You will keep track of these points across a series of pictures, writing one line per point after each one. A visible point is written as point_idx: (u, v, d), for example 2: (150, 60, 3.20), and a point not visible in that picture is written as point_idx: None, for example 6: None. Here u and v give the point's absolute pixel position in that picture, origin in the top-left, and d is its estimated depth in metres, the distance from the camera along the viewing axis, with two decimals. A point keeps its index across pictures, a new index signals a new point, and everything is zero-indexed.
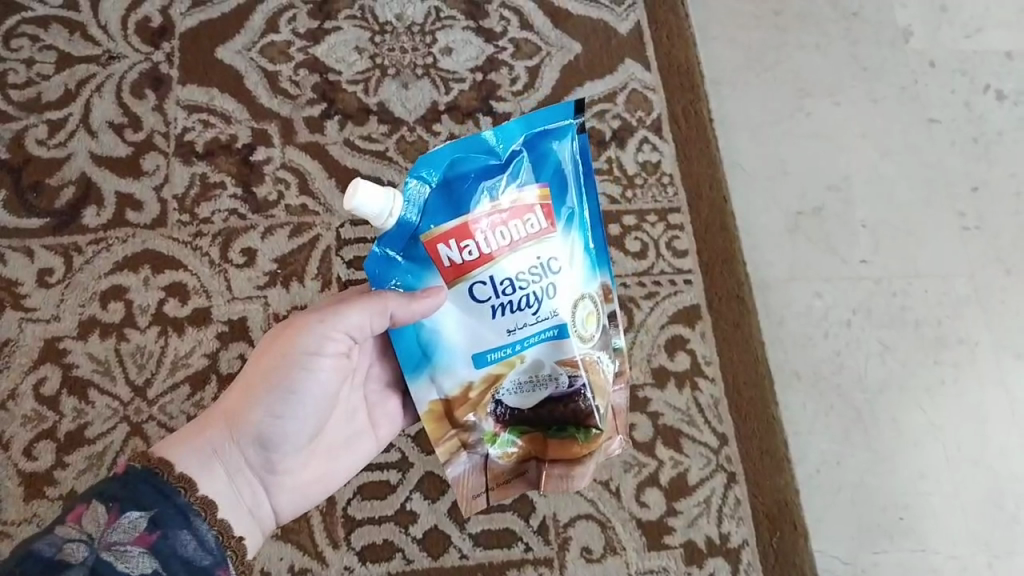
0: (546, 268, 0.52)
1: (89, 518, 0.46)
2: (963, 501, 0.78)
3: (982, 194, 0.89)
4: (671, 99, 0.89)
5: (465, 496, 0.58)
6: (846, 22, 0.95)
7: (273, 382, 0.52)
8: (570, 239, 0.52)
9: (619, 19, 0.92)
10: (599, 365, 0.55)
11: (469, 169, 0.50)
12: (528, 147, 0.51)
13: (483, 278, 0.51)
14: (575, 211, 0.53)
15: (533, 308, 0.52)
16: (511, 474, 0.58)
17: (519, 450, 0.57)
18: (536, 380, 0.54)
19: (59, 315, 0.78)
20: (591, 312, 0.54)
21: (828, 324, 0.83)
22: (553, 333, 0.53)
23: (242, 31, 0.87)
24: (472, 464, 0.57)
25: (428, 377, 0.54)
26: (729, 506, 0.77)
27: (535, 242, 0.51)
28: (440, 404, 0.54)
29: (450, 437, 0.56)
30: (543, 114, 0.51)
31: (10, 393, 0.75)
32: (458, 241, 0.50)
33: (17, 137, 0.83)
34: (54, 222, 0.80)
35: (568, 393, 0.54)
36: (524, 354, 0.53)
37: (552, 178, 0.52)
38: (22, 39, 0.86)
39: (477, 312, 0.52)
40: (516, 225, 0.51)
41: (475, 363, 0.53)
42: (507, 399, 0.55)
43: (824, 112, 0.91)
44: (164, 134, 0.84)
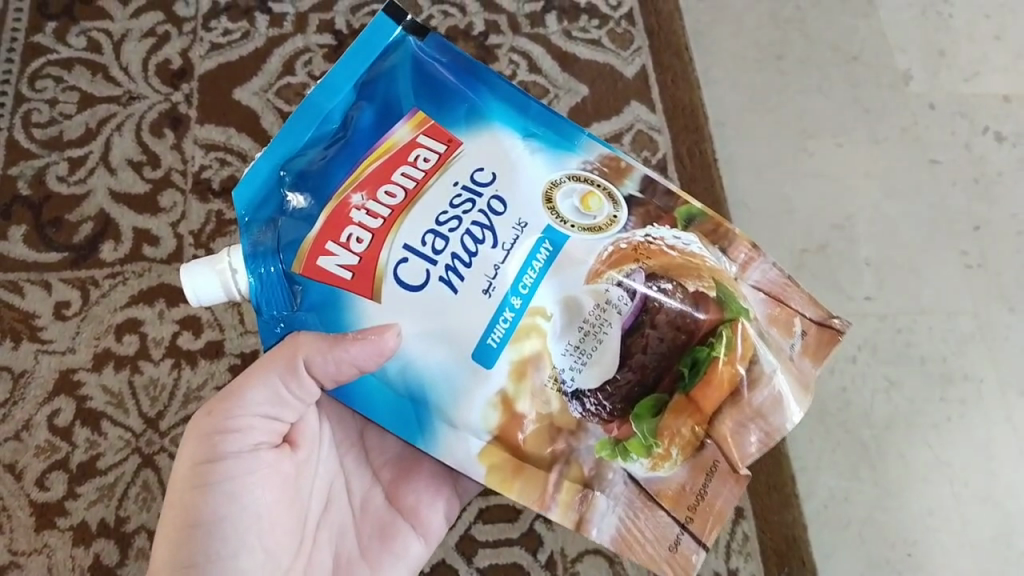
0: (471, 190, 0.50)
1: None
2: (973, 539, 0.78)
3: (984, 233, 0.90)
4: (677, 138, 0.91)
5: (664, 550, 0.51)
6: (847, 66, 0.97)
7: (176, 526, 0.48)
8: (477, 136, 0.52)
9: (626, 63, 0.95)
10: (657, 246, 0.51)
11: (304, 167, 0.52)
12: (364, 98, 0.54)
13: (400, 254, 0.49)
14: (469, 109, 0.53)
15: (487, 239, 0.49)
16: (694, 491, 0.51)
17: (672, 445, 0.50)
18: (591, 328, 0.49)
19: (74, 347, 0.79)
20: (586, 197, 0.51)
21: (834, 361, 0.84)
22: (550, 249, 0.49)
23: (258, 74, 0.90)
24: (623, 503, 0.51)
25: (447, 425, 0.50)
26: (737, 542, 0.77)
27: (439, 173, 0.51)
28: (504, 450, 0.50)
29: (558, 483, 0.51)
30: (347, 68, 0.55)
31: (24, 424, 0.77)
32: (341, 235, 0.50)
33: (39, 174, 0.85)
34: (73, 256, 0.82)
35: (636, 316, 0.49)
36: (544, 307, 0.49)
37: (412, 107, 0.53)
38: (47, 80, 0.89)
39: (436, 295, 0.48)
40: (407, 170, 0.51)
41: (484, 364, 0.48)
42: (585, 376, 0.49)
43: (827, 154, 0.93)
44: (182, 171, 0.86)
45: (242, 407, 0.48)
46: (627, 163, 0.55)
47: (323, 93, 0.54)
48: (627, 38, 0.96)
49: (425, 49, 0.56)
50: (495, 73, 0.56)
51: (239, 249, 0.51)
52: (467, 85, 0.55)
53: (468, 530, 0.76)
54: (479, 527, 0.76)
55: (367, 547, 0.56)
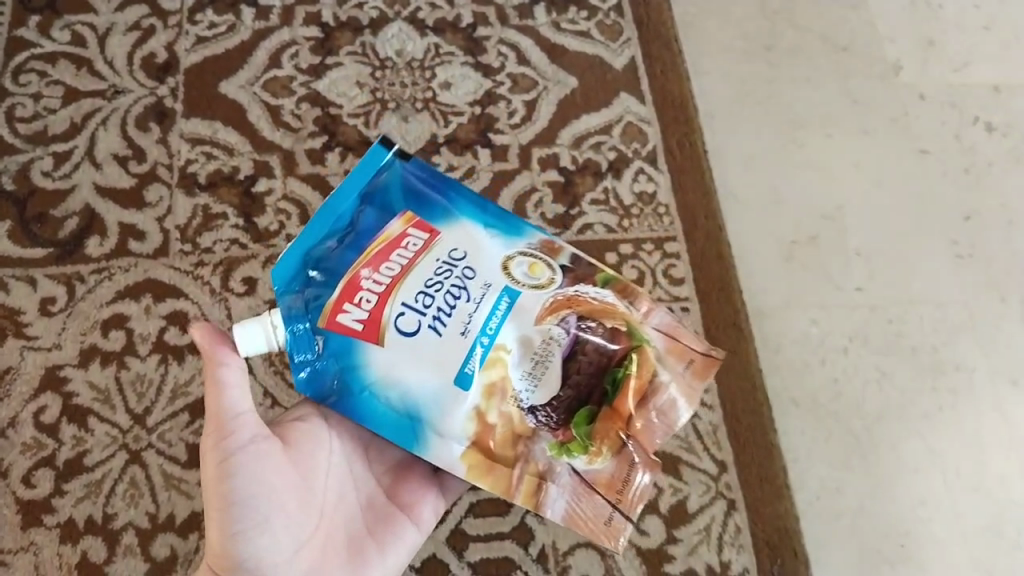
0: (450, 262, 0.54)
1: None
2: (965, 529, 0.78)
3: (974, 224, 0.90)
4: (666, 130, 0.91)
5: (601, 525, 0.54)
6: (837, 56, 0.97)
7: (214, 500, 0.48)
8: (457, 229, 0.56)
9: (615, 55, 0.94)
10: (583, 296, 0.56)
11: (325, 251, 0.55)
12: (367, 202, 0.57)
13: (399, 311, 0.52)
14: (446, 208, 0.57)
15: (465, 295, 0.53)
16: (622, 481, 0.54)
17: (604, 444, 0.54)
18: (540, 357, 0.54)
19: (60, 343, 0.78)
20: (534, 263, 0.56)
21: (825, 352, 0.84)
22: (508, 302, 0.54)
23: (244, 67, 0.89)
24: (569, 491, 0.54)
25: (435, 436, 0.53)
26: (729, 533, 0.77)
27: (426, 254, 0.54)
28: (478, 452, 0.53)
29: (521, 477, 0.54)
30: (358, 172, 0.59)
31: (10, 421, 0.76)
32: (354, 298, 0.53)
33: (23, 169, 0.85)
34: (58, 252, 0.81)
35: (574, 346, 0.54)
36: (503, 344, 0.53)
37: (406, 207, 0.57)
38: (31, 75, 0.88)
39: (423, 343, 0.52)
40: (399, 252, 0.54)
41: (461, 386, 0.52)
42: (535, 399, 0.53)
43: (817, 144, 0.93)
44: (168, 166, 0.85)
45: (233, 396, 0.49)
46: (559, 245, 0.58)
47: (335, 198, 0.58)
48: (615, 30, 0.95)
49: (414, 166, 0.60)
50: (462, 183, 0.61)
51: (278, 309, 0.53)
52: (451, 190, 0.59)
53: (459, 524, 0.75)
54: (469, 521, 0.75)
55: (376, 531, 0.56)
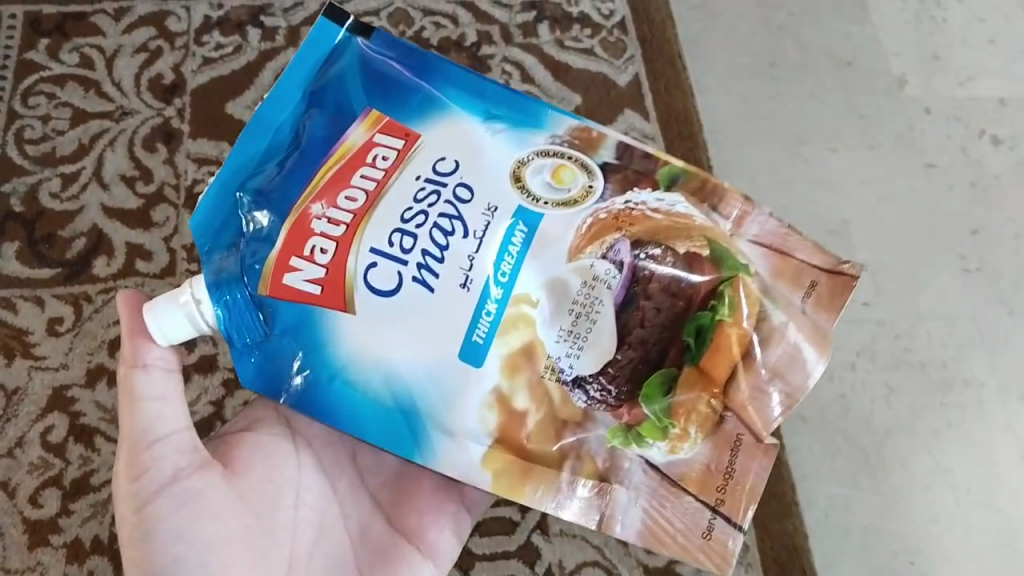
0: (432, 182, 0.50)
1: None
2: (976, 545, 0.77)
3: (982, 237, 0.89)
4: (671, 146, 0.91)
5: (697, 537, 0.51)
6: (841, 72, 0.97)
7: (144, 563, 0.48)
8: (430, 126, 0.53)
9: (618, 72, 0.94)
10: (640, 214, 0.51)
11: (265, 182, 0.52)
12: (313, 103, 0.54)
13: (370, 263, 0.49)
14: (420, 100, 0.54)
15: (459, 232, 0.49)
16: (720, 472, 0.51)
17: (689, 423, 0.50)
18: (583, 308, 0.49)
19: (67, 363, 0.79)
20: (561, 168, 0.52)
21: (833, 367, 0.83)
22: (525, 231, 0.50)
23: (251, 87, 0.90)
24: (650, 495, 0.51)
25: (446, 436, 0.51)
26: (737, 551, 0.76)
27: (400, 170, 0.51)
28: (507, 450, 0.51)
29: (574, 480, 0.52)
30: (297, 70, 0.56)
31: (18, 441, 0.76)
32: (305, 250, 0.50)
33: (31, 190, 0.85)
34: (65, 272, 0.82)
35: (626, 287, 0.49)
36: (531, 295, 0.49)
37: (365, 105, 0.54)
38: (40, 97, 0.89)
39: (412, 300, 0.49)
40: (367, 172, 0.51)
41: (473, 361, 0.49)
42: (585, 356, 0.49)
43: (822, 159, 0.93)
44: (174, 186, 0.86)
45: (148, 439, 0.49)
46: (598, 132, 0.55)
47: (271, 108, 0.55)
48: (619, 47, 0.96)
49: (373, 47, 0.56)
50: (441, 60, 0.57)
51: (201, 278, 0.50)
52: (413, 83, 0.55)
53: (465, 543, 0.75)
54: (475, 539, 0.75)
55: (369, 572, 0.56)
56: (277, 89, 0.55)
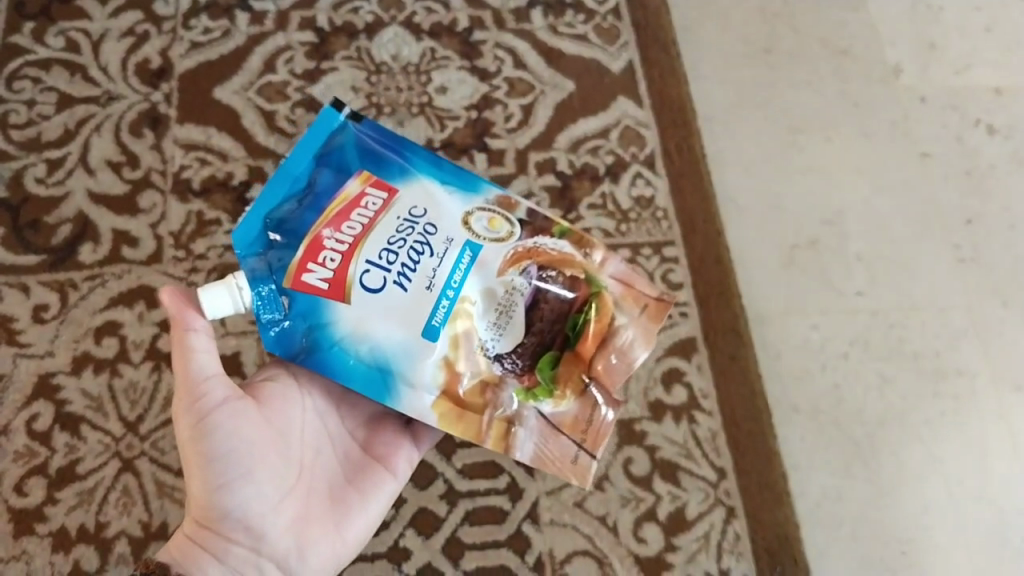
0: (410, 219, 0.53)
1: None
2: (968, 536, 0.77)
3: (976, 227, 0.89)
4: (664, 134, 0.90)
5: (567, 465, 0.55)
6: (836, 59, 0.96)
7: (197, 459, 0.49)
8: (414, 185, 0.55)
9: (612, 58, 0.93)
10: (543, 247, 0.56)
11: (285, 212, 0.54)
12: (322, 163, 0.56)
13: (364, 267, 0.52)
14: (402, 167, 0.56)
15: (427, 251, 0.53)
16: (587, 419, 0.55)
17: (568, 386, 0.54)
18: (504, 307, 0.54)
19: (53, 350, 0.78)
20: (494, 217, 0.55)
21: (826, 357, 0.83)
22: (470, 256, 0.54)
23: (239, 72, 0.89)
24: (537, 434, 0.55)
25: (407, 388, 0.52)
26: (728, 542, 0.75)
27: (386, 212, 0.53)
28: (449, 402, 0.53)
29: (489, 422, 0.54)
30: (313, 135, 0.57)
31: (2, 429, 0.75)
32: (317, 258, 0.52)
33: (17, 176, 0.84)
34: (51, 258, 0.81)
35: (534, 294, 0.54)
36: (468, 296, 0.53)
37: (361, 167, 0.56)
38: (24, 81, 0.88)
39: (389, 299, 0.52)
40: (359, 210, 0.53)
41: (429, 336, 0.52)
42: (502, 346, 0.53)
43: (817, 147, 0.92)
44: (161, 172, 0.84)
45: (199, 360, 0.49)
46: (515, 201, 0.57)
47: (288, 161, 0.56)
48: (613, 33, 0.95)
49: (364, 126, 0.58)
50: (415, 143, 0.59)
51: (241, 272, 0.52)
52: (401, 152, 0.57)
53: (455, 532, 0.74)
54: (465, 528, 0.75)
55: (357, 479, 0.56)
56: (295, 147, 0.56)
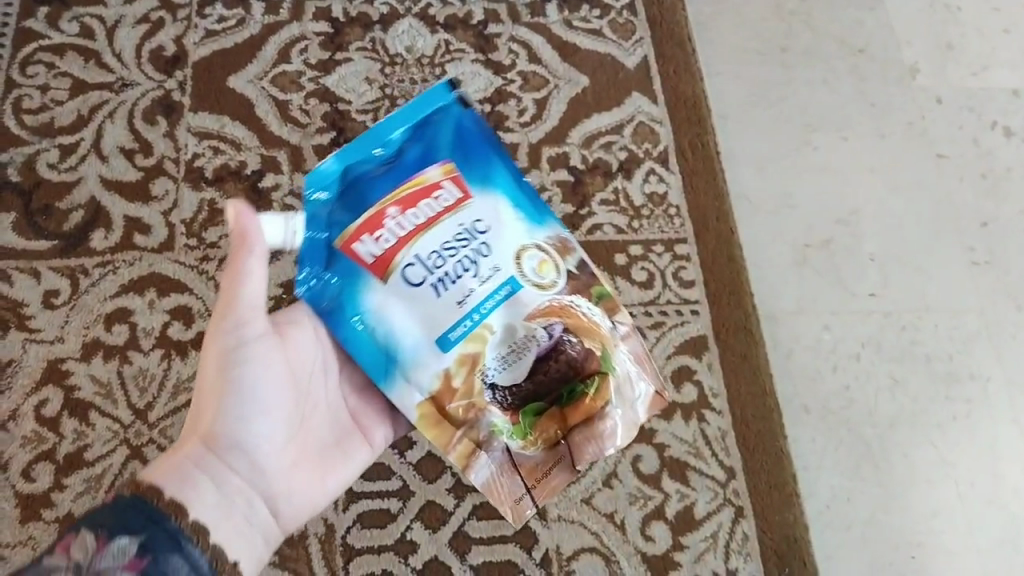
0: (471, 231, 0.55)
1: (76, 547, 0.44)
2: (978, 541, 0.76)
3: (991, 230, 0.88)
4: (679, 131, 0.90)
5: (509, 502, 0.55)
6: (853, 59, 0.96)
7: (224, 382, 0.50)
8: (488, 198, 0.57)
9: (628, 54, 0.93)
10: (576, 309, 0.55)
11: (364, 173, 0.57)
12: (412, 137, 0.58)
13: (410, 259, 0.54)
14: (485, 175, 0.58)
15: (472, 271, 0.54)
16: (546, 469, 0.55)
17: (540, 437, 0.54)
18: (518, 346, 0.54)
19: (62, 336, 0.78)
20: (544, 262, 0.56)
21: (837, 358, 0.82)
22: (507, 291, 0.54)
23: (253, 61, 0.89)
24: (497, 463, 0.55)
25: (402, 380, 0.54)
26: (736, 541, 0.75)
27: (449, 215, 0.55)
28: (434, 408, 0.54)
29: (459, 439, 0.54)
30: (419, 106, 0.59)
31: (11, 414, 0.75)
32: (372, 233, 0.55)
33: (29, 161, 0.84)
34: (62, 244, 0.81)
35: (552, 346, 0.54)
36: (490, 323, 0.54)
37: (449, 156, 0.58)
38: (38, 66, 0.88)
39: (420, 295, 0.54)
40: (425, 204, 0.55)
41: (440, 346, 0.54)
42: (499, 379, 0.54)
43: (831, 147, 0.91)
44: (174, 160, 0.84)
45: (252, 286, 0.50)
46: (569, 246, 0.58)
47: (384, 125, 0.59)
48: (628, 29, 0.94)
49: (468, 115, 0.60)
50: (508, 155, 0.60)
51: (302, 215, 0.56)
52: (492, 155, 0.59)
53: (462, 526, 0.74)
54: (472, 523, 0.74)
55: (345, 440, 0.57)
56: (400, 113, 0.59)
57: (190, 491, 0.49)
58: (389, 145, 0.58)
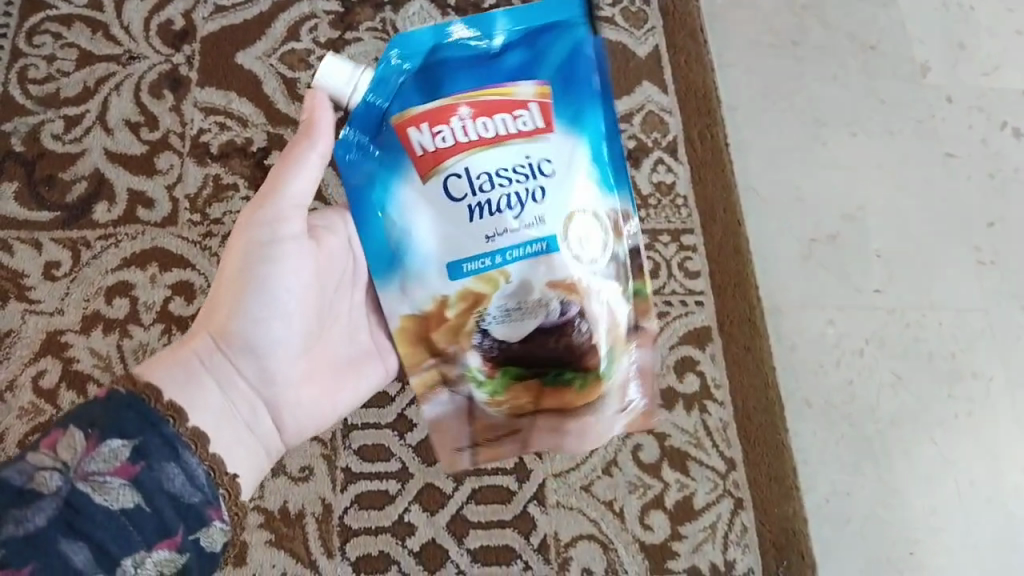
0: (533, 169, 0.55)
1: (65, 444, 0.43)
2: (975, 539, 0.76)
3: (998, 230, 0.88)
4: (688, 122, 0.89)
5: (449, 448, 0.60)
6: (865, 55, 0.95)
7: (245, 279, 0.52)
8: (569, 138, 0.56)
9: (639, 43, 0.92)
10: (602, 295, 0.56)
11: (455, 61, 0.56)
12: (518, 44, 0.57)
13: (459, 169, 0.55)
14: (576, 111, 0.56)
15: (515, 211, 0.55)
16: (501, 432, 0.59)
17: (508, 401, 0.58)
18: (527, 306, 0.56)
19: (63, 308, 0.77)
20: (594, 235, 0.56)
21: (841, 353, 0.82)
22: (542, 247, 0.55)
23: (262, 38, 0.88)
24: (454, 404, 0.59)
25: (398, 287, 0.57)
26: (734, 533, 0.75)
27: (519, 141, 0.55)
28: (416, 329, 0.57)
29: (428, 366, 0.58)
30: (542, 9, 0.57)
31: (9, 384, 0.74)
32: (432, 126, 0.55)
33: (33, 131, 0.83)
34: (65, 216, 0.80)
35: (560, 322, 0.56)
36: (507, 272, 0.55)
37: (549, 78, 0.56)
38: (45, 36, 0.87)
39: (456, 212, 0.55)
40: (499, 120, 0.55)
41: (451, 273, 0.56)
42: (494, 329, 0.56)
43: (840, 142, 0.91)
44: (180, 134, 0.84)
45: (297, 186, 0.53)
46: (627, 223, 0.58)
47: (499, 19, 0.57)
48: (641, 17, 0.93)
49: (592, 41, 0.57)
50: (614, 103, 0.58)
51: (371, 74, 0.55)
52: (599, 99, 0.57)
53: (460, 510, 0.74)
54: (471, 506, 0.74)
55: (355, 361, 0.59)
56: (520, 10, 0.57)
57: (192, 389, 0.51)
58: (501, 39, 0.57)
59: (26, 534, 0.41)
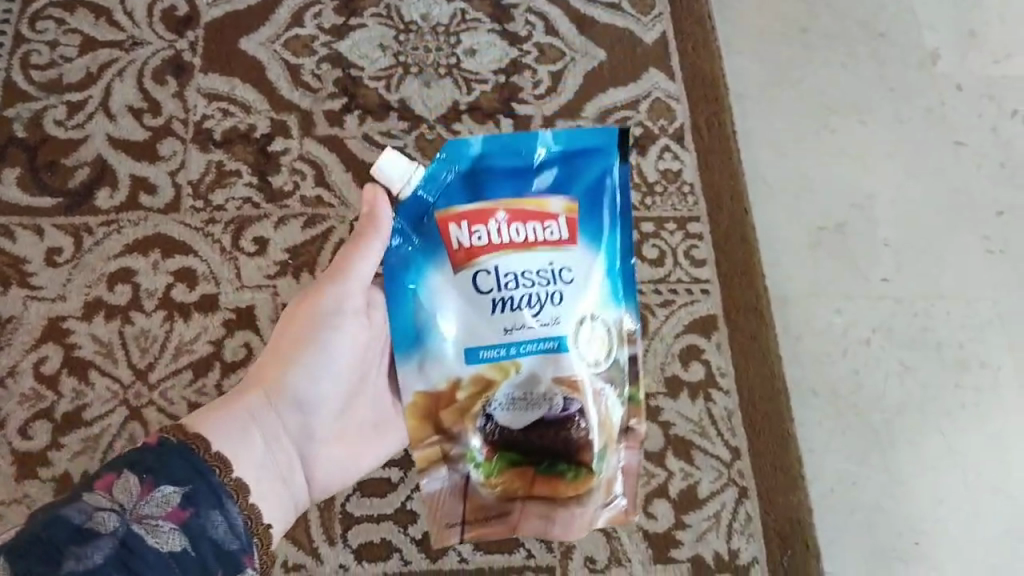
0: (554, 276, 0.56)
1: (120, 487, 0.44)
2: (983, 531, 0.75)
3: (1008, 219, 0.87)
4: (695, 109, 0.88)
5: (439, 523, 0.60)
6: (874, 42, 0.94)
7: (303, 343, 0.57)
8: (591, 257, 0.57)
9: (645, 30, 0.91)
10: (602, 397, 0.57)
11: (497, 167, 0.56)
12: (558, 164, 0.57)
13: (490, 266, 0.55)
14: (597, 231, 0.57)
15: (534, 309, 0.55)
16: (493, 513, 0.59)
17: (502, 484, 0.58)
18: (532, 398, 0.56)
19: (64, 294, 0.77)
20: (600, 338, 0.57)
21: (848, 342, 0.81)
22: (553, 346, 0.56)
23: (265, 24, 0.87)
24: (451, 482, 0.59)
25: (415, 363, 0.57)
26: (739, 522, 0.74)
27: (545, 248, 0.56)
28: (425, 406, 0.58)
29: (431, 442, 0.58)
30: (584, 137, 0.57)
31: (10, 369, 0.74)
32: (471, 225, 0.55)
33: (36, 117, 0.83)
34: (67, 202, 0.80)
35: (560, 417, 0.56)
36: (519, 362, 0.56)
37: (579, 196, 0.57)
38: (48, 21, 0.86)
39: (480, 304, 0.56)
40: (528, 228, 0.56)
41: (465, 357, 0.56)
42: (498, 415, 0.57)
43: (849, 131, 0.90)
44: (183, 120, 0.83)
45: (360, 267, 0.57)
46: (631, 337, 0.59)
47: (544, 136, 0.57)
48: (647, 3, 0.93)
49: (621, 171, 0.58)
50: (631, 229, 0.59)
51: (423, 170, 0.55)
52: (619, 222, 0.58)
53: None
54: None
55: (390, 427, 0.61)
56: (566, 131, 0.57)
57: (242, 441, 0.53)
58: (543, 154, 0.56)
59: (85, 570, 0.40)
